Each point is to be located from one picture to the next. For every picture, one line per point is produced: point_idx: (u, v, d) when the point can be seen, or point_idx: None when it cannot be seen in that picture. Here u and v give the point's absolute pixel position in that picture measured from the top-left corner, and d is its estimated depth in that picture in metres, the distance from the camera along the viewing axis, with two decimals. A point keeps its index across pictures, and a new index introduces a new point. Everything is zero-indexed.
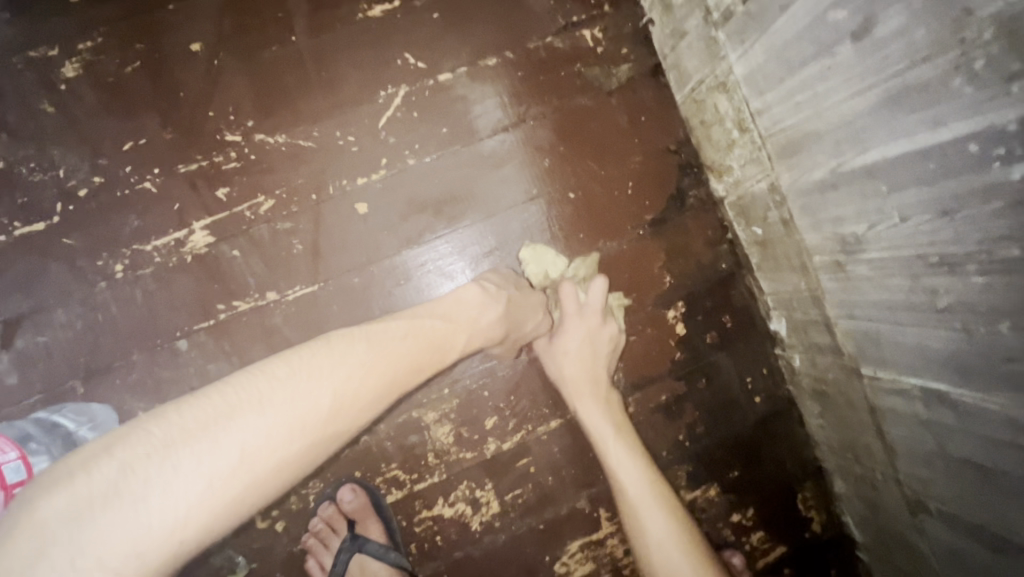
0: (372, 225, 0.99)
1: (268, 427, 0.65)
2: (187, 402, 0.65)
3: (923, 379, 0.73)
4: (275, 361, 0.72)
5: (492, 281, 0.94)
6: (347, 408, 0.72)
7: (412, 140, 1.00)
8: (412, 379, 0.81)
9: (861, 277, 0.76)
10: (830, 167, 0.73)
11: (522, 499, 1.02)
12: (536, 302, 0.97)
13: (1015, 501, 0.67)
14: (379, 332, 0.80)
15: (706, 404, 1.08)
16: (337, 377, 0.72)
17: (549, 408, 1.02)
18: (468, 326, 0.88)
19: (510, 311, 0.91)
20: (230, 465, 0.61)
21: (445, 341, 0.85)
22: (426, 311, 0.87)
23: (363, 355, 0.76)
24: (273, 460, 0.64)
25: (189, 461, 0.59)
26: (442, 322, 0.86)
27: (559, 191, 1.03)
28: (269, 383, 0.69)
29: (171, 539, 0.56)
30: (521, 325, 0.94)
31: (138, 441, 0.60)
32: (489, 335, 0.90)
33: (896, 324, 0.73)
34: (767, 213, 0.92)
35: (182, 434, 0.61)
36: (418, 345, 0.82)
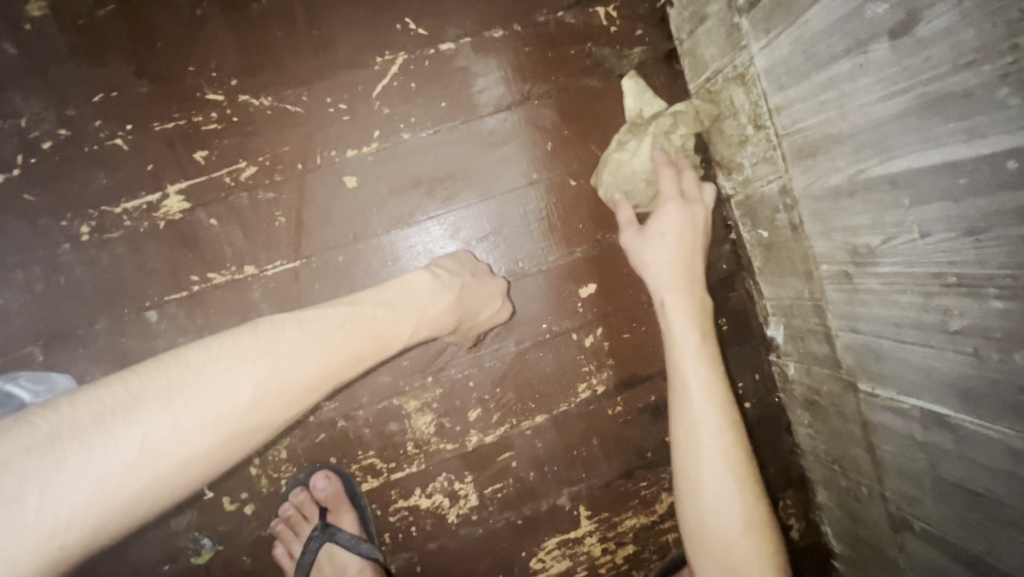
0: (360, 201, 0.94)
1: (177, 420, 0.58)
2: (80, 392, 0.57)
3: (922, 401, 0.71)
4: (192, 349, 0.66)
5: (445, 268, 0.90)
6: (267, 402, 0.67)
7: (408, 113, 0.94)
8: (344, 373, 0.76)
9: (870, 290, 0.73)
10: (849, 173, 0.70)
11: (501, 493, 0.99)
12: (495, 289, 0.92)
13: (1008, 531, 0.65)
14: (310, 322, 0.76)
15: None
16: (259, 368, 0.67)
17: (535, 402, 0.99)
18: (409, 318, 0.84)
19: (462, 300, 0.87)
20: (129, 462, 0.54)
21: (385, 333, 0.81)
22: (364, 300, 0.82)
23: (291, 345, 0.71)
24: (181, 456, 0.58)
25: (81, 458, 0.52)
26: (381, 313, 0.82)
27: (560, 177, 0.98)
28: (181, 372, 0.62)
29: (53, 544, 0.49)
30: (477, 313, 0.90)
31: (17, 434, 0.52)
32: (436, 325, 0.87)
33: (901, 341, 0.71)
34: (775, 215, 0.88)
35: (73, 427, 0.54)
36: (355, 334, 0.78)
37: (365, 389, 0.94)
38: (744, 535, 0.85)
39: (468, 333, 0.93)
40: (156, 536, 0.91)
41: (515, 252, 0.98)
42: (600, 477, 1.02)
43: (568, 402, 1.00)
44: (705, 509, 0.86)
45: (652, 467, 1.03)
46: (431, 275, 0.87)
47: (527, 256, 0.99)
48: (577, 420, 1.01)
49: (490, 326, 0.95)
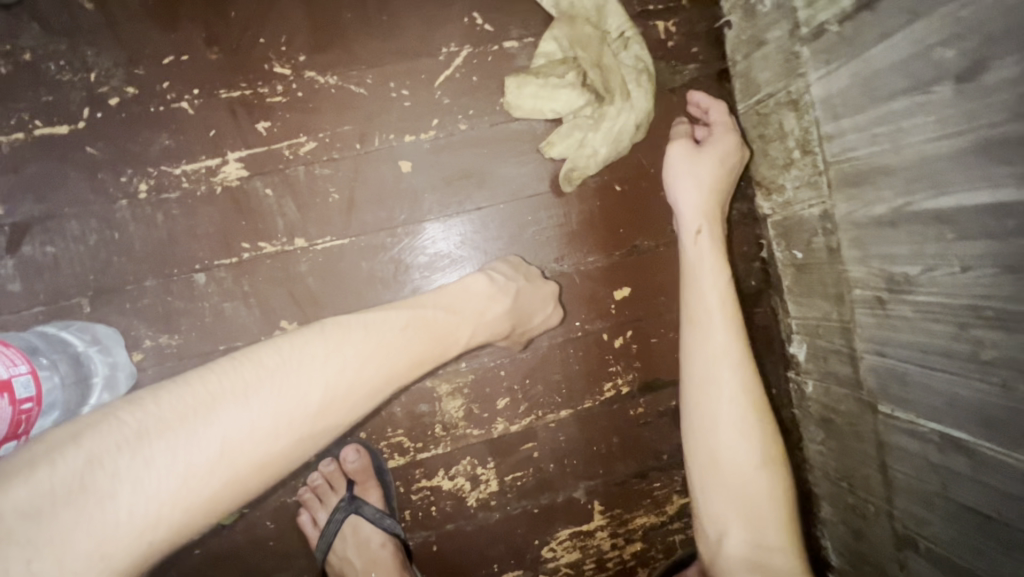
0: (412, 185, 0.96)
1: (250, 419, 0.63)
2: (164, 391, 0.63)
3: (942, 425, 0.75)
4: (264, 350, 0.71)
5: (501, 272, 0.94)
6: (336, 403, 0.70)
7: (467, 105, 0.97)
8: (407, 375, 0.80)
9: (901, 317, 0.77)
10: (895, 205, 0.74)
11: (520, 482, 1.02)
12: (549, 294, 0.96)
13: (1013, 553, 0.69)
14: (375, 325, 0.80)
15: None
16: (328, 369, 0.71)
17: (561, 397, 1.02)
18: (466, 323, 0.88)
19: (518, 305, 0.91)
20: (209, 461, 0.59)
21: (443, 339, 0.85)
22: (425, 304, 0.87)
23: (357, 347, 0.75)
24: (256, 455, 0.62)
25: (165, 455, 0.57)
26: (439, 317, 0.86)
27: (606, 181, 1.01)
28: (256, 373, 0.67)
29: (143, 536, 0.53)
30: (530, 317, 0.94)
31: (110, 430, 0.57)
32: (491, 330, 0.91)
33: (928, 368, 0.75)
34: (812, 238, 0.92)
35: (160, 425, 0.59)
36: (414, 339, 0.82)
37: None
38: (760, 471, 0.88)
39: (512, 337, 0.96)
40: None
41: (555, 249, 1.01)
42: (616, 475, 1.05)
43: (592, 399, 1.04)
44: (722, 447, 0.89)
45: (667, 469, 1.07)
46: (488, 279, 0.91)
47: (566, 254, 1.01)
48: (599, 417, 1.04)
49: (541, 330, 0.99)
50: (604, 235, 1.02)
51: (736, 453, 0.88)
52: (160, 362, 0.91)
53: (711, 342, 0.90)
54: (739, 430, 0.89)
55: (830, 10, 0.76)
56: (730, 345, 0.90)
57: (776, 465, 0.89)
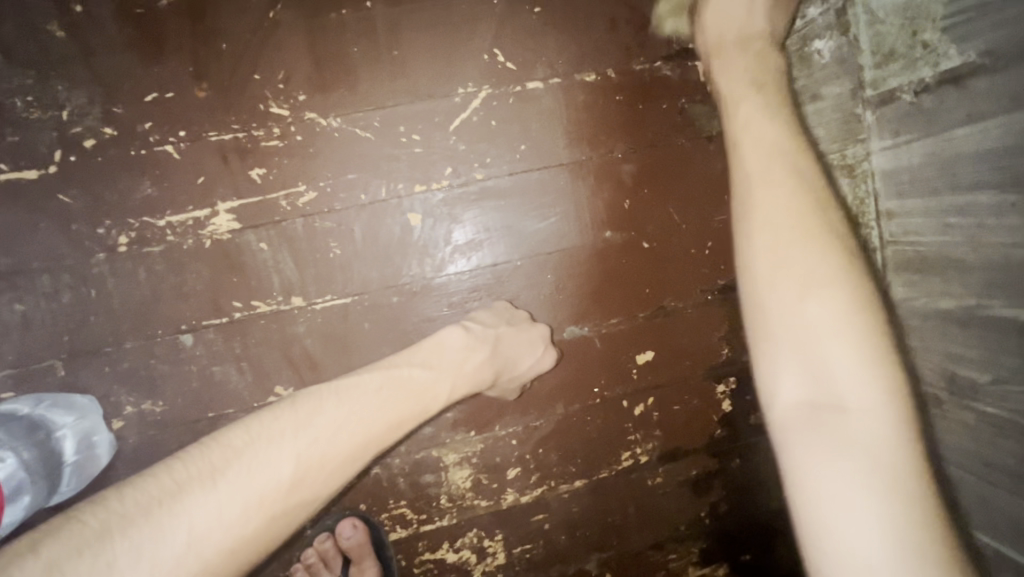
0: (422, 240, 0.87)
1: (219, 505, 0.57)
2: (129, 486, 0.59)
3: (1000, 543, 0.69)
4: (233, 430, 0.67)
5: (482, 321, 0.87)
6: (311, 476, 0.65)
7: (484, 151, 0.87)
8: (384, 440, 0.74)
9: (961, 423, 0.70)
10: (966, 304, 0.66)
11: (529, 554, 0.96)
12: (538, 336, 0.88)
13: None
14: (349, 389, 0.75)
15: (736, 485, 1.01)
16: (299, 441, 0.66)
17: (576, 466, 0.96)
18: (446, 377, 0.81)
19: (499, 353, 0.84)
20: (177, 554, 0.53)
21: (426, 395, 0.79)
22: (400, 361, 0.81)
23: (328, 414, 0.70)
24: (229, 541, 0.57)
25: (129, 553, 0.52)
26: (420, 372, 0.80)
27: (633, 238, 0.93)
28: (224, 456, 0.63)
29: None
30: (516, 363, 0.86)
31: (72, 535, 0.53)
32: (471, 383, 0.83)
33: (989, 482, 0.68)
34: None
35: (123, 522, 0.54)
36: (394, 398, 0.76)
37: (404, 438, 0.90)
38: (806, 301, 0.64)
39: (505, 386, 0.89)
40: None
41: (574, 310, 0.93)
42: (631, 545, 0.99)
43: (608, 469, 0.97)
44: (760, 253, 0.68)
45: (683, 540, 1.01)
46: (462, 327, 0.85)
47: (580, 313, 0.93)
48: (616, 487, 0.98)
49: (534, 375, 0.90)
50: (627, 295, 0.94)
51: (778, 259, 0.67)
52: (143, 430, 0.83)
53: (749, 132, 0.73)
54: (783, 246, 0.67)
55: (904, 76, 0.67)
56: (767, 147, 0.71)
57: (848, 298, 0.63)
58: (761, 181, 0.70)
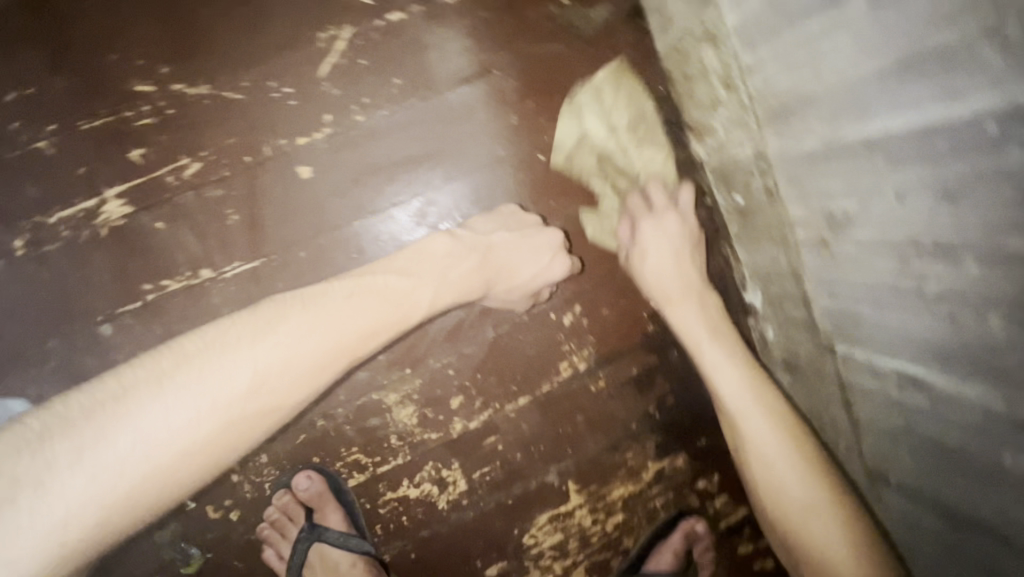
0: (317, 192, 0.88)
1: (171, 410, 0.65)
2: (88, 389, 0.67)
3: (898, 363, 0.71)
4: (194, 336, 0.74)
5: (470, 230, 0.90)
6: (265, 387, 0.71)
7: (359, 92, 0.88)
8: (355, 349, 0.79)
9: (847, 257, 0.72)
10: (825, 137, 0.67)
11: (490, 476, 1.00)
12: (544, 244, 0.90)
13: (976, 483, 0.67)
14: (319, 300, 0.79)
15: (678, 375, 1.04)
16: (255, 352, 0.72)
17: (516, 385, 0.98)
18: (425, 284, 0.85)
19: (487, 263, 0.88)
20: (121, 458, 0.62)
21: (404, 303, 0.83)
22: (376, 268, 0.85)
23: (292, 322, 0.76)
24: (177, 447, 0.65)
25: (69, 452, 0.61)
26: (397, 281, 0.84)
27: (527, 152, 0.94)
28: (178, 361, 0.70)
29: (56, 535, 0.58)
30: (513, 270, 0.89)
31: (19, 433, 0.62)
32: (462, 291, 0.87)
33: (879, 307, 0.70)
34: (750, 181, 0.85)
35: (70, 421, 0.63)
36: (367, 306, 0.80)
37: (342, 387, 0.93)
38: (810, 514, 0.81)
39: (508, 296, 0.93)
40: (138, 550, 0.89)
41: None
42: (586, 451, 1.03)
43: (549, 382, 1.00)
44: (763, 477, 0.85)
45: (636, 438, 1.04)
46: (448, 235, 0.88)
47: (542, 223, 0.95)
48: (560, 398, 1.01)
49: (543, 284, 0.92)
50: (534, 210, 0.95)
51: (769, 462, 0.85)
52: None
53: (708, 357, 0.92)
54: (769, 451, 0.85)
55: None
56: (725, 356, 0.91)
57: (797, 463, 0.83)
58: (713, 363, 0.91)
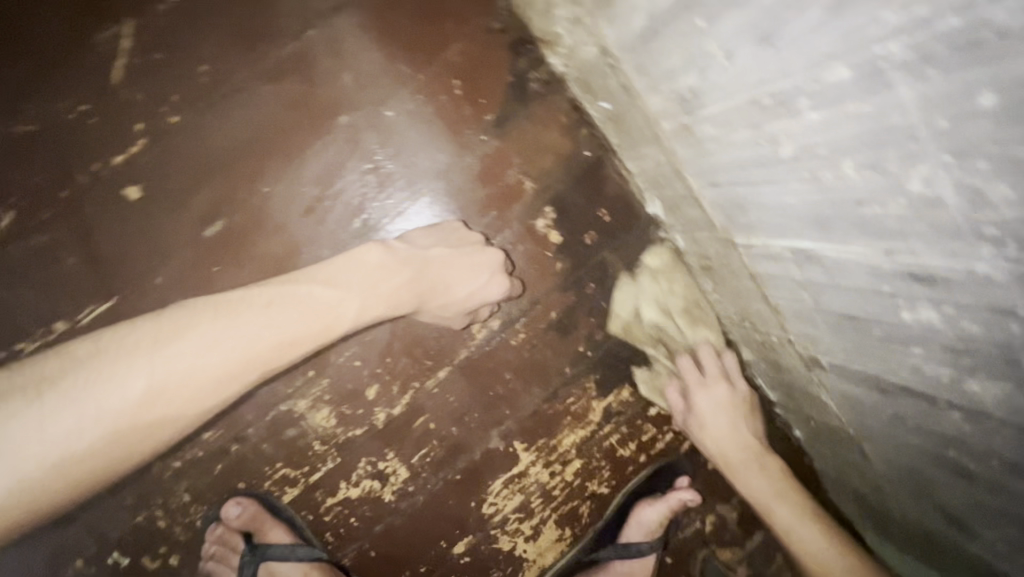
0: (153, 211, 0.80)
1: (42, 427, 0.57)
2: None
3: (788, 241, 0.65)
4: (87, 338, 0.64)
5: (403, 248, 0.82)
6: (160, 404, 0.62)
7: (168, 91, 0.80)
8: (271, 362, 0.69)
9: (709, 138, 0.65)
10: (648, 10, 0.60)
11: (430, 457, 0.95)
12: (485, 263, 0.84)
13: (890, 344, 0.62)
14: (234, 307, 0.69)
15: (601, 308, 0.98)
16: (150, 360, 0.62)
17: (432, 358, 0.94)
18: (355, 294, 0.75)
19: (425, 275, 0.80)
20: None
21: (327, 312, 0.73)
22: (302, 278, 0.74)
23: (200, 333, 0.65)
24: (35, 471, 0.56)
25: None
26: (322, 290, 0.74)
27: (373, 109, 0.86)
28: (60, 365, 0.61)
29: None
30: (450, 287, 0.83)
31: None
32: (393, 304, 0.79)
33: (752, 185, 0.63)
34: (607, 81, 0.77)
35: None
36: (289, 314, 0.70)
37: (248, 406, 0.89)
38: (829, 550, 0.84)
39: (440, 313, 0.86)
40: None
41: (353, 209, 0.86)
42: (525, 408, 0.98)
43: (467, 347, 0.95)
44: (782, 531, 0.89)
45: (574, 381, 0.99)
46: (383, 247, 0.79)
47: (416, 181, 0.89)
48: (482, 361, 0.96)
49: (482, 303, 0.86)
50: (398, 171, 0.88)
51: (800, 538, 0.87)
52: None
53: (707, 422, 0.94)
54: (789, 520, 0.88)
55: None
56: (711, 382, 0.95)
57: (794, 499, 0.90)
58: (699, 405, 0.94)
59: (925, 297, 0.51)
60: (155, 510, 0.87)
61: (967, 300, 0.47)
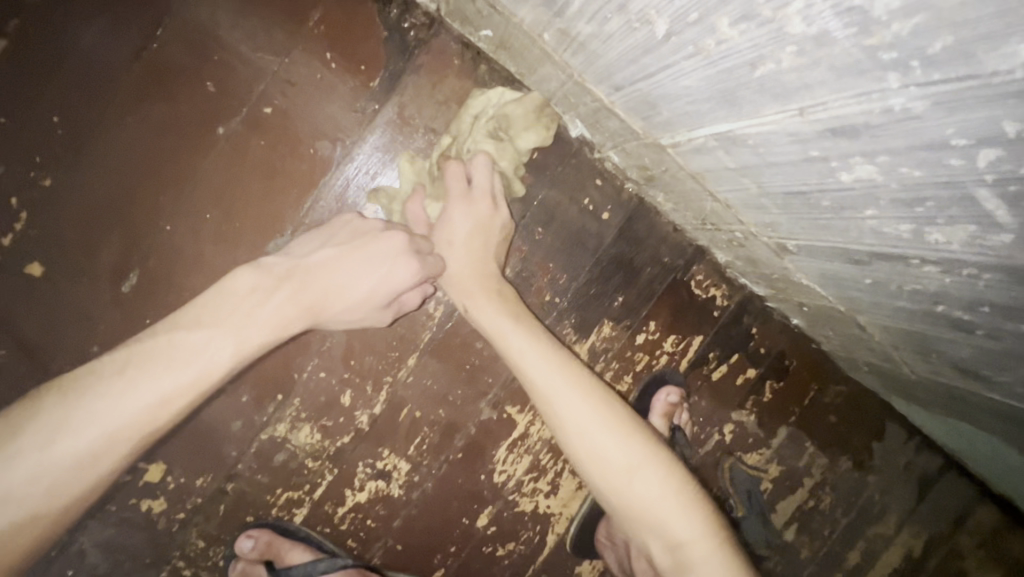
0: (63, 282, 0.77)
1: None
2: None
3: (707, 128, 0.57)
4: None
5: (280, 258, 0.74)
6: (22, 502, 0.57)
7: (30, 155, 0.75)
8: (143, 427, 0.62)
9: (589, 37, 0.57)
10: None
11: (426, 443, 0.94)
12: (381, 253, 0.76)
13: (844, 212, 0.54)
14: (79, 384, 0.62)
15: (556, 249, 0.92)
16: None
17: (398, 349, 0.90)
18: (225, 331, 0.67)
19: (308, 286, 0.73)
20: None
21: (197, 361, 0.65)
22: (155, 330, 0.67)
23: (39, 424, 0.59)
24: None
25: None
26: (185, 337, 0.66)
27: (248, 110, 0.79)
28: None
29: None
30: (344, 291, 0.75)
31: None
32: (279, 328, 0.71)
33: (650, 76, 0.55)
34: (476, 5, 0.70)
35: None
36: (147, 375, 0.63)
37: (228, 445, 0.87)
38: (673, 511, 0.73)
39: (348, 317, 0.79)
40: None
41: (265, 219, 0.81)
42: (507, 371, 0.95)
43: (429, 328, 0.91)
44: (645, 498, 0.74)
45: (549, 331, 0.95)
46: (255, 266, 0.72)
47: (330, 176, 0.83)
48: (448, 338, 0.92)
49: (390, 295, 0.78)
50: (299, 169, 0.82)
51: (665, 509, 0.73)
52: None
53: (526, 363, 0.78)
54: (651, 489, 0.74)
55: None
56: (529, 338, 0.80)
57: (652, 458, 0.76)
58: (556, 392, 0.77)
59: (856, 153, 0.44)
60: (177, 561, 0.88)
61: (898, 143, 0.39)
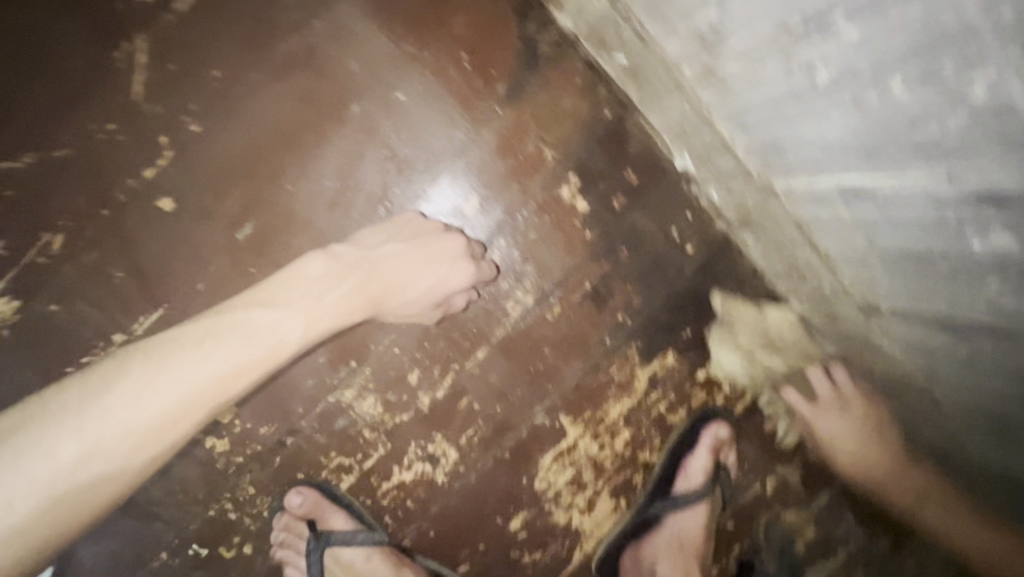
0: (186, 220, 0.83)
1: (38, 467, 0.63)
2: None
3: (833, 178, 0.59)
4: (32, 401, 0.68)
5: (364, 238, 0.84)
6: (131, 438, 0.68)
7: (184, 101, 0.82)
8: (226, 388, 0.73)
9: (735, 75, 0.61)
10: None
11: (478, 436, 0.96)
12: (441, 253, 0.85)
13: (960, 279, 0.55)
14: (170, 346, 0.72)
15: (637, 273, 0.95)
16: (97, 409, 0.67)
17: (470, 340, 0.94)
18: (296, 313, 0.78)
19: (374, 277, 0.83)
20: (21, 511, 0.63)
21: (273, 336, 0.76)
22: (237, 305, 0.77)
23: (134, 380, 0.69)
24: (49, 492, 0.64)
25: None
26: (264, 315, 0.76)
27: (383, 94, 0.85)
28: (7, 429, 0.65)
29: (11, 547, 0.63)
30: (406, 284, 0.85)
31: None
32: (344, 312, 0.81)
33: (788, 121, 0.58)
34: (621, 33, 0.75)
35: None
36: (228, 345, 0.73)
37: (297, 400, 0.91)
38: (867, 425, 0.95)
39: (405, 310, 0.87)
40: None
41: (378, 196, 0.86)
42: (568, 381, 0.97)
43: (503, 326, 0.94)
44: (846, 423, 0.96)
45: (616, 350, 0.97)
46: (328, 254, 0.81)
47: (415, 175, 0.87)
48: (519, 338, 0.95)
49: (444, 294, 0.87)
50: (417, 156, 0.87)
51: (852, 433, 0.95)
52: None
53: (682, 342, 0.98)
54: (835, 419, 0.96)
55: None
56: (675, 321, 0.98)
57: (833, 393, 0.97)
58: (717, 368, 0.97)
59: (999, 220, 0.45)
60: (224, 502, 0.92)
61: None
